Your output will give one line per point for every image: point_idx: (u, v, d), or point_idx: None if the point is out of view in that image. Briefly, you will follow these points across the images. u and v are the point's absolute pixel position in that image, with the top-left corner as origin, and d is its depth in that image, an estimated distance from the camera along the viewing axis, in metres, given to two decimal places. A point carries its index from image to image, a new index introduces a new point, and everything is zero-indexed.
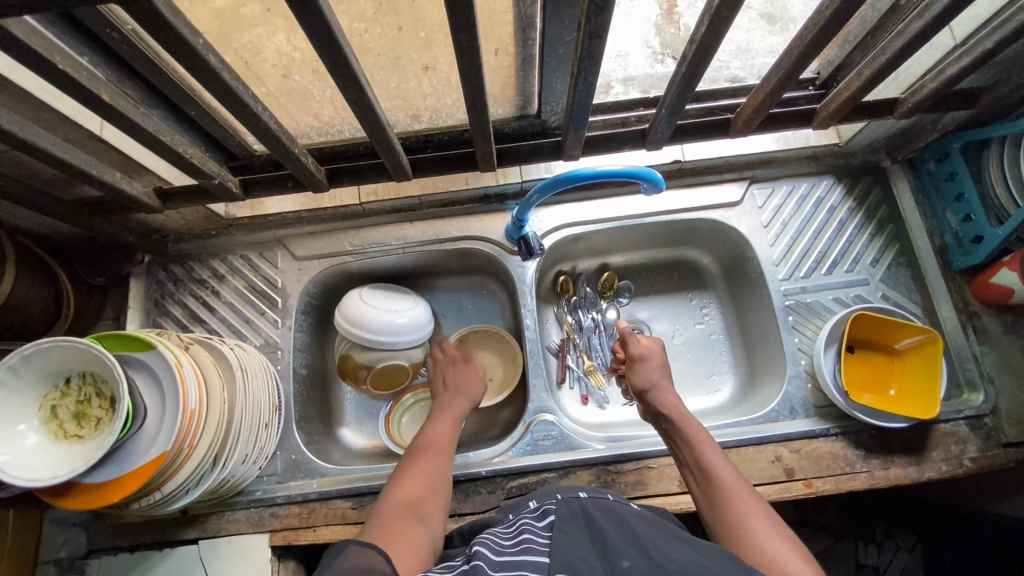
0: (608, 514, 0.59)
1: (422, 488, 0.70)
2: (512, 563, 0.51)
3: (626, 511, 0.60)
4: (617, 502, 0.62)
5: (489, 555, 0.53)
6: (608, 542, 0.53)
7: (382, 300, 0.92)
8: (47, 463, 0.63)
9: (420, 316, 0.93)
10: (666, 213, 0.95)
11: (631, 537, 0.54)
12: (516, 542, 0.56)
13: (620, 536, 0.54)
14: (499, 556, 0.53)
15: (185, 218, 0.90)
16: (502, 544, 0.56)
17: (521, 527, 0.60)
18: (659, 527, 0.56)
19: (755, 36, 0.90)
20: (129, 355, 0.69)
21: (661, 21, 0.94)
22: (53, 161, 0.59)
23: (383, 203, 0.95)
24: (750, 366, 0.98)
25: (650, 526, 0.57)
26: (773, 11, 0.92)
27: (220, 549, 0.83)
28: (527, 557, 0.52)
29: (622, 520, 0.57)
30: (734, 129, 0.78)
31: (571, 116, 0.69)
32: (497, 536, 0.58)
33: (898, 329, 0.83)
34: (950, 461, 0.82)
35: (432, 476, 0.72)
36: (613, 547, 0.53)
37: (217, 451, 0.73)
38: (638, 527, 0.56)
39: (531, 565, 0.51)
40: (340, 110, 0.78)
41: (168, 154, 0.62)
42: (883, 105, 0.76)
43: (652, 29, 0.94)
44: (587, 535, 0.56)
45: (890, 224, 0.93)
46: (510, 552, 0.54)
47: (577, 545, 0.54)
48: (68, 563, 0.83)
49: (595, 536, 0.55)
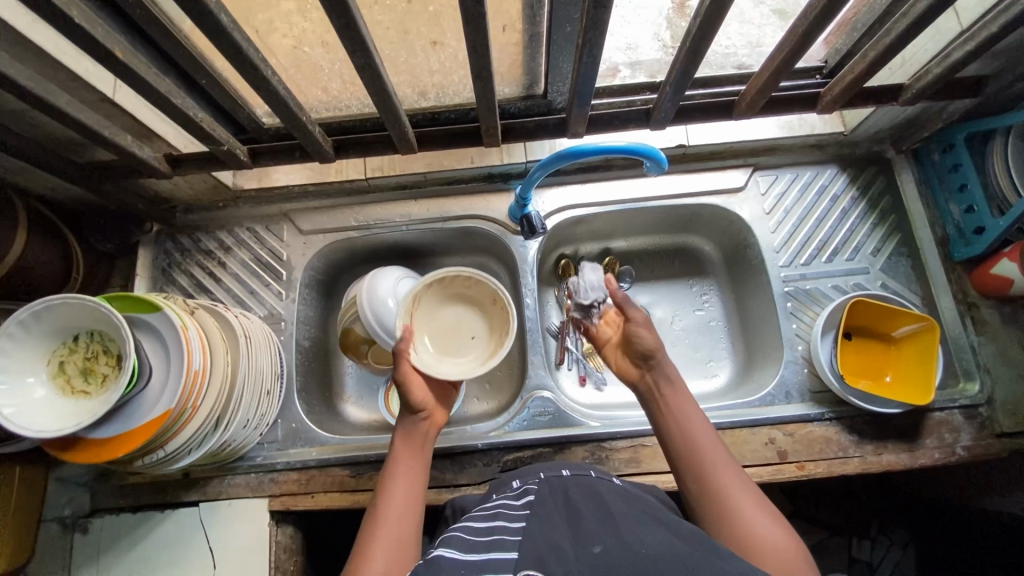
0: (587, 497, 0.57)
1: (405, 490, 0.63)
2: (477, 565, 0.47)
3: (608, 489, 0.59)
4: (599, 482, 0.61)
5: (451, 555, 0.49)
6: (583, 528, 0.50)
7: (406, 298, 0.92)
8: (55, 416, 0.64)
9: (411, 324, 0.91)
10: (669, 197, 0.95)
11: (607, 519, 0.51)
12: (487, 535, 0.52)
13: (595, 519, 0.51)
14: (465, 556, 0.49)
15: (194, 188, 0.92)
16: (477, 528, 0.54)
17: (494, 516, 0.56)
18: (639, 510, 0.54)
19: (766, 32, 0.89)
20: (136, 317, 0.71)
21: (672, 14, 0.93)
22: (67, 120, 0.61)
23: (388, 179, 0.96)
24: (749, 353, 0.99)
25: (631, 507, 0.55)
26: (786, 7, 0.90)
27: (220, 512, 0.84)
28: (493, 555, 0.48)
29: (601, 498, 0.56)
30: (738, 111, 0.78)
31: (576, 92, 0.70)
32: (469, 528, 0.54)
33: (896, 317, 0.84)
34: (943, 449, 0.82)
35: (405, 527, 0.60)
36: (587, 531, 0.50)
37: (220, 413, 0.75)
38: (617, 508, 0.54)
39: (496, 565, 0.47)
40: (348, 84, 0.79)
41: (179, 117, 0.64)
42: (889, 91, 0.76)
43: (662, 22, 0.93)
44: (562, 520, 0.53)
45: (893, 214, 0.94)
46: (476, 551, 0.49)
47: (550, 534, 0.50)
48: (71, 521, 0.86)
49: (571, 521, 0.52)
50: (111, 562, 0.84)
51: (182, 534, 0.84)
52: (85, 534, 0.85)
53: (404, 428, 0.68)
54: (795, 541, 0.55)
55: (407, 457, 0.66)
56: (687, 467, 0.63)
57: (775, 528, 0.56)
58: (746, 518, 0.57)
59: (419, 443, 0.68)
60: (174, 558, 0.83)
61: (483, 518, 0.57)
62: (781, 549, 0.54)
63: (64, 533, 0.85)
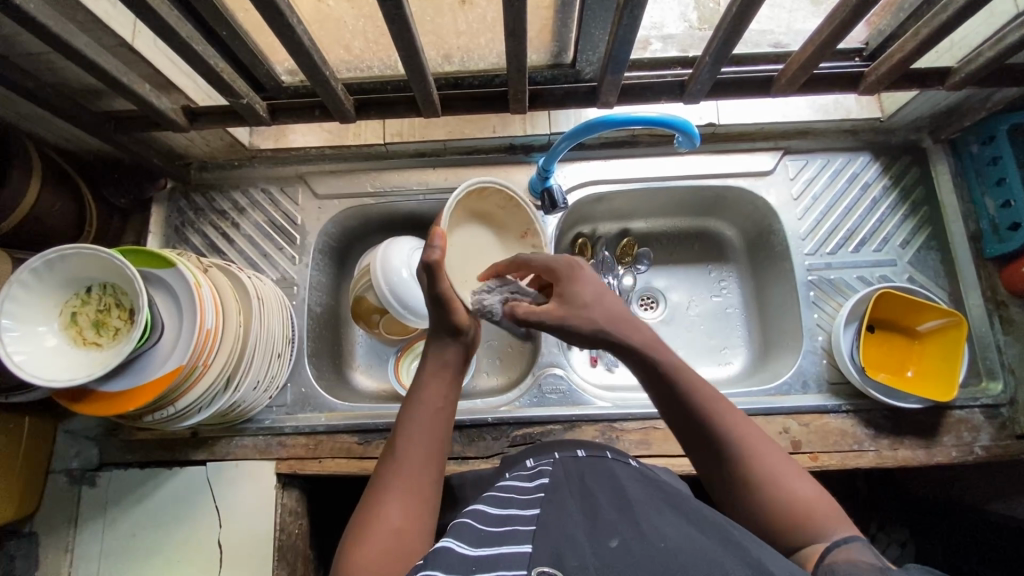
0: (603, 482, 0.55)
1: (424, 448, 0.59)
2: (489, 562, 0.45)
3: (623, 472, 0.58)
4: (616, 465, 0.60)
5: (460, 550, 0.47)
6: (599, 519, 0.49)
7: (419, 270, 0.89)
8: (66, 366, 0.64)
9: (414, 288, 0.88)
10: (694, 178, 0.93)
11: (624, 506, 0.51)
12: (501, 525, 0.50)
13: (613, 508, 0.50)
14: (475, 551, 0.47)
15: (210, 144, 0.89)
16: (491, 513, 0.53)
17: (506, 500, 0.55)
18: (657, 496, 0.53)
19: (798, 17, 0.80)
20: (148, 271, 0.69)
21: None
22: (84, 62, 0.59)
23: (408, 144, 0.93)
24: (765, 340, 0.97)
25: (648, 492, 0.54)
26: None
27: (226, 472, 0.84)
28: (506, 550, 0.47)
29: (616, 482, 0.55)
30: (777, 88, 0.75)
31: (611, 57, 0.66)
32: (481, 514, 0.52)
33: (922, 311, 0.82)
34: (960, 447, 0.80)
35: (422, 479, 0.57)
36: (604, 523, 0.48)
37: (230, 374, 0.74)
38: (633, 495, 0.53)
39: (510, 561, 0.45)
40: (371, 43, 0.75)
41: (198, 65, 0.62)
42: (936, 74, 0.73)
43: (691, 0, 0.83)
44: (578, 508, 0.52)
45: (925, 206, 0.91)
46: (486, 544, 0.48)
47: (566, 525, 0.49)
48: (79, 474, 0.85)
49: (588, 508, 0.51)
50: (118, 516, 0.84)
51: (188, 490, 0.84)
52: (93, 486, 0.85)
53: (428, 366, 0.63)
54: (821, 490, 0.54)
55: (427, 401, 0.61)
56: (701, 430, 0.57)
57: (800, 481, 0.54)
58: (769, 478, 0.54)
59: (442, 383, 0.63)
60: (180, 515, 0.83)
61: (495, 502, 0.55)
62: (810, 508, 0.52)
63: (72, 485, 0.85)
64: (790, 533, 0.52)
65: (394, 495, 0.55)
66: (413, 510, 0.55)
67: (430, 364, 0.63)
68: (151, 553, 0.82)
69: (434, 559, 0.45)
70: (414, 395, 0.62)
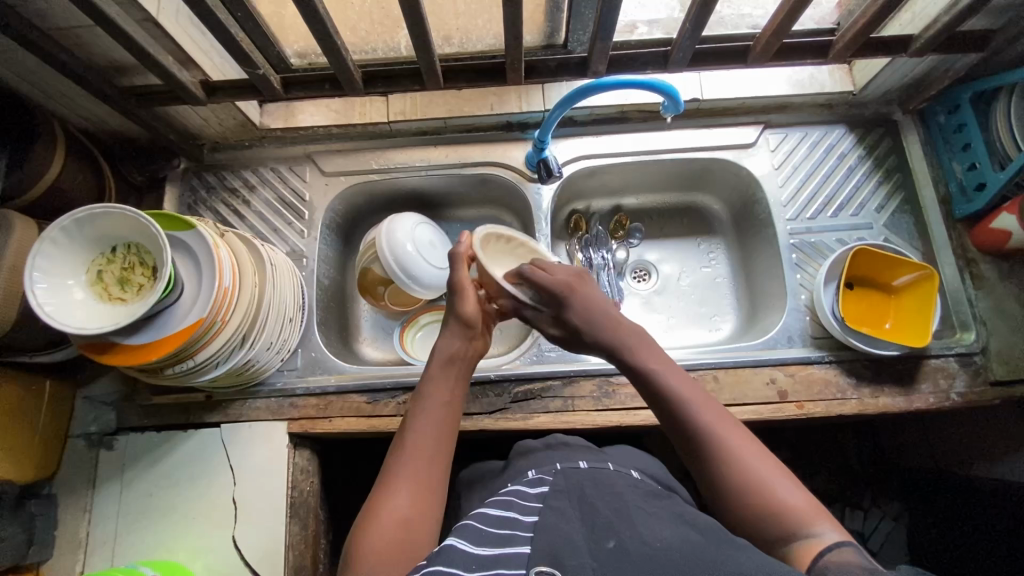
0: (602, 490, 0.59)
1: (433, 441, 0.63)
2: (490, 561, 0.49)
3: (622, 482, 0.62)
4: (617, 477, 0.64)
5: (462, 547, 0.50)
6: (597, 517, 0.53)
7: (425, 245, 0.94)
8: (91, 317, 0.67)
9: (420, 260, 0.93)
10: (682, 150, 0.98)
11: (620, 509, 0.55)
12: (502, 528, 0.54)
13: (609, 511, 0.54)
14: (477, 549, 0.50)
15: (223, 124, 0.94)
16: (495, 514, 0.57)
17: (507, 504, 0.59)
18: (654, 504, 0.57)
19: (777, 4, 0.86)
20: (173, 234, 0.74)
21: None
22: (114, 29, 0.64)
23: (410, 123, 0.99)
24: (752, 305, 1.02)
25: (645, 501, 0.58)
26: None
27: (240, 433, 0.87)
28: (508, 550, 0.50)
29: (613, 491, 0.59)
30: (752, 58, 0.81)
31: (599, 24, 0.72)
32: (484, 515, 0.56)
33: (896, 267, 0.87)
34: (937, 394, 0.85)
35: (431, 468, 0.61)
36: (601, 526, 0.52)
37: (246, 332, 0.78)
38: (632, 503, 0.57)
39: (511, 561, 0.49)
40: (377, 24, 0.81)
41: (220, 33, 0.68)
42: (899, 41, 0.79)
43: None
44: (576, 513, 0.55)
45: (897, 173, 0.96)
46: (489, 544, 0.51)
47: (563, 527, 0.52)
48: (97, 438, 0.88)
49: (584, 514, 0.55)
50: (135, 476, 0.87)
51: (205, 451, 0.87)
52: (109, 450, 0.88)
53: (439, 360, 0.70)
54: (811, 498, 0.55)
55: (437, 392, 0.67)
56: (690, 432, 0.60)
57: (790, 489, 0.55)
58: (746, 470, 0.56)
59: (451, 377, 0.69)
60: (195, 476, 0.86)
61: (499, 505, 0.59)
62: (798, 509, 0.54)
63: (90, 449, 0.88)
64: (782, 530, 0.53)
65: (404, 482, 0.59)
66: (422, 497, 0.58)
67: (437, 360, 0.70)
68: (167, 511, 0.85)
69: (438, 557, 0.49)
70: (425, 388, 0.68)
